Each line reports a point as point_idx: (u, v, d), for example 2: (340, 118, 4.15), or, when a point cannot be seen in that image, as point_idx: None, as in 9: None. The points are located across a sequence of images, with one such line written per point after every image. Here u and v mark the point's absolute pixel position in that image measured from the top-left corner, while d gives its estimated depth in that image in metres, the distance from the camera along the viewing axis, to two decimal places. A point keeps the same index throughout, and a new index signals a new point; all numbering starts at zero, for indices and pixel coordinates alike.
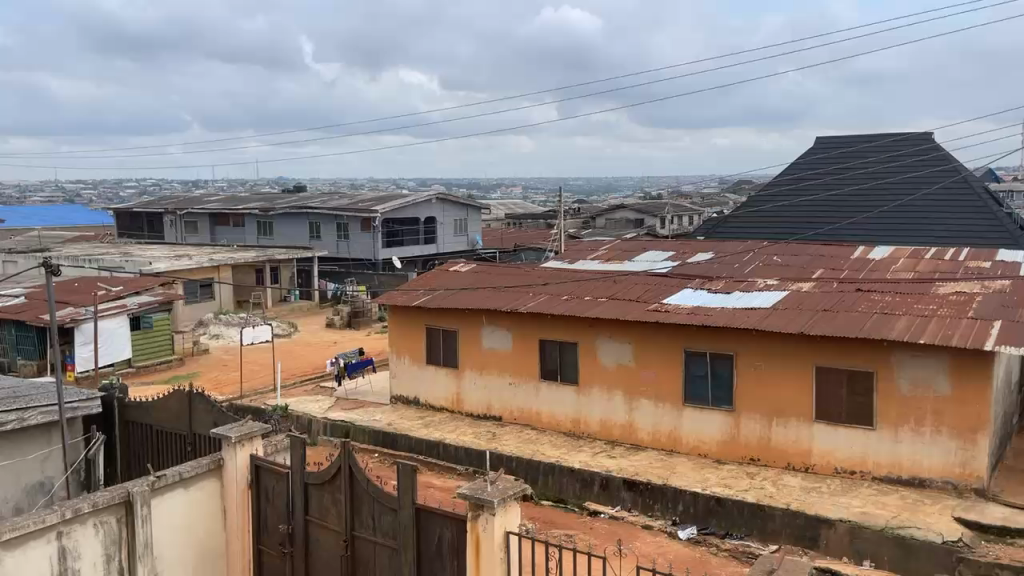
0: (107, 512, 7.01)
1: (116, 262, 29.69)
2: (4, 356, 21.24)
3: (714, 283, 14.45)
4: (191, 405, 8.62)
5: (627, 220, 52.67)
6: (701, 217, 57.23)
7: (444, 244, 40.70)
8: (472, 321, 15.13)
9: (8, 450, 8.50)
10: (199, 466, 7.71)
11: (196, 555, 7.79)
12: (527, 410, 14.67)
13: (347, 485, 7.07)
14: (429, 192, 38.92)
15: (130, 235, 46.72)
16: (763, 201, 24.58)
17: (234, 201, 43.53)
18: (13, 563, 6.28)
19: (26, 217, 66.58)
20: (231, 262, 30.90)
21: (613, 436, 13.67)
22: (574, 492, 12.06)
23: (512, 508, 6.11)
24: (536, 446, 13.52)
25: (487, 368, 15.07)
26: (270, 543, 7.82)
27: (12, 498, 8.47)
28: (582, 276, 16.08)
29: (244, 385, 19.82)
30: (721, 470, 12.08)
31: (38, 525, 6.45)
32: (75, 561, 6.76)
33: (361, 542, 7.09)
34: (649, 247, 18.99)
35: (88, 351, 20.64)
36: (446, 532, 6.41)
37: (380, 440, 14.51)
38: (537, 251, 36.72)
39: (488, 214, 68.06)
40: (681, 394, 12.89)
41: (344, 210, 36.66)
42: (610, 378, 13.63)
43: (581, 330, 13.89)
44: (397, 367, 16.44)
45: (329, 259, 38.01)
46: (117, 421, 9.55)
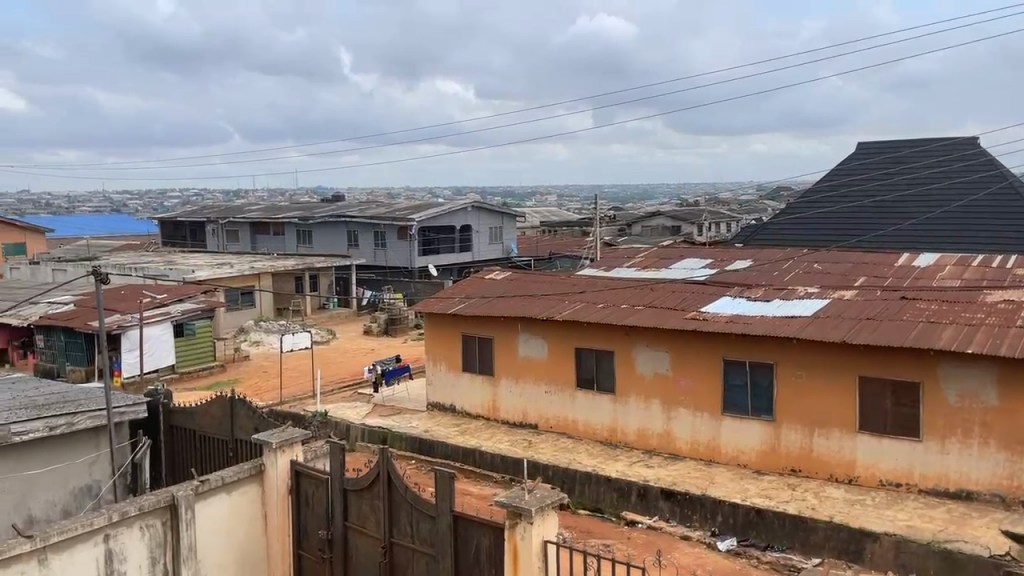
0: (152, 516, 7.16)
1: (160, 270, 30.34)
2: (53, 362, 21.83)
3: (753, 291, 14.30)
4: (232, 410, 8.76)
5: (663, 227, 52.41)
6: (739, 224, 56.64)
7: (479, 252, 40.86)
8: (509, 328, 15.15)
9: (58, 453, 8.72)
10: (241, 471, 7.84)
11: (238, 559, 7.91)
12: (563, 418, 14.63)
13: (385, 493, 7.11)
14: (465, 201, 39.15)
15: (173, 244, 47.79)
16: (803, 208, 24.27)
17: (274, 210, 44.23)
18: (60, 566, 6.44)
19: (74, 227, 68.48)
20: (271, 270, 31.39)
21: (650, 445, 13.57)
22: (611, 501, 11.99)
23: (549, 517, 6.10)
24: (572, 455, 13.48)
25: (523, 376, 15.08)
26: (310, 547, 7.91)
27: (60, 501, 8.69)
28: (618, 284, 16.02)
29: (284, 391, 20.09)
30: (761, 480, 11.92)
31: (85, 528, 6.61)
32: (121, 564, 6.91)
33: (399, 549, 7.14)
34: (686, 254, 18.86)
35: (134, 357, 21.14)
36: (483, 539, 6.42)
37: (417, 446, 14.59)
38: (572, 259, 36.68)
39: (524, 222, 68.24)
40: (720, 403, 12.75)
41: (381, 218, 37.02)
42: (647, 387, 13.53)
43: (617, 338, 13.82)
44: (433, 374, 16.54)
45: (367, 267, 38.42)
46: (162, 426, 9.78)
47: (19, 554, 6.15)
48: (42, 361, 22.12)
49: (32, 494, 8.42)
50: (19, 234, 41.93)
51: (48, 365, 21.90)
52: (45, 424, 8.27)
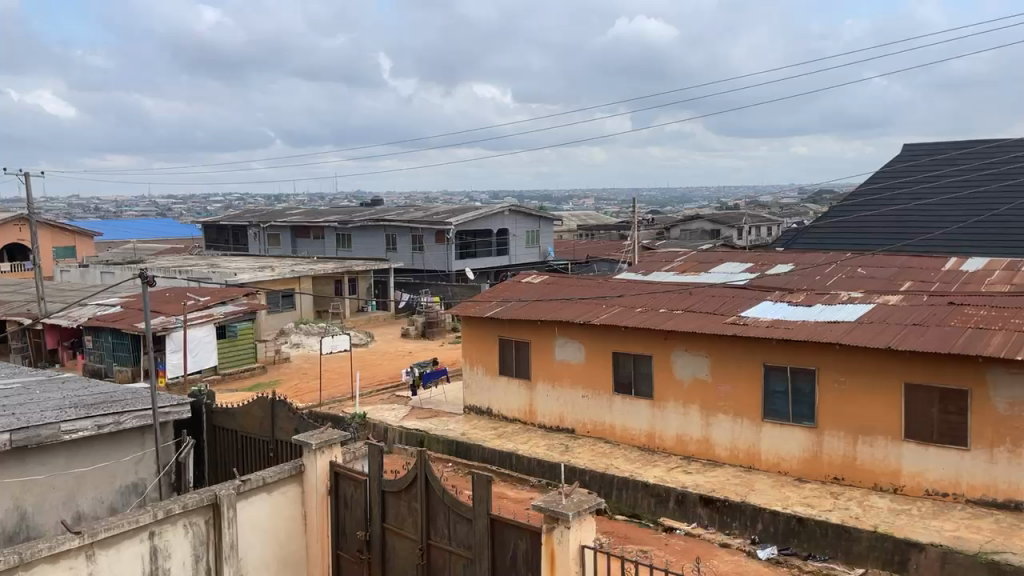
0: (196, 514, 7.29)
1: (204, 273, 30.93)
2: (101, 363, 22.39)
3: (795, 296, 14.07)
4: (273, 411, 8.88)
5: (703, 231, 51.90)
6: (780, 228, 55.79)
7: (517, 256, 40.91)
8: (546, 332, 15.13)
9: (106, 451, 8.93)
10: (282, 472, 7.95)
11: (278, 558, 8.02)
12: (600, 423, 14.56)
13: (422, 495, 7.15)
14: (502, 205, 39.22)
15: (216, 247, 48.71)
16: (846, 212, 23.82)
17: (315, 214, 44.80)
18: (107, 562, 6.59)
19: (122, 231, 70.18)
20: (311, 273, 31.78)
21: (689, 451, 13.43)
22: (649, 507, 11.88)
23: (586, 522, 6.07)
24: (610, 460, 13.40)
25: (560, 380, 15.04)
26: (348, 548, 7.98)
27: (107, 499, 8.90)
28: (657, 288, 15.89)
29: (323, 393, 20.32)
30: (802, 489, 11.71)
31: (132, 525, 6.75)
32: (165, 560, 7.05)
33: (436, 551, 7.17)
34: (725, 258, 18.64)
35: (178, 358, 21.57)
36: (521, 543, 6.41)
37: (454, 449, 14.65)
38: (610, 262, 36.50)
39: (561, 226, 68.08)
40: (760, 409, 12.57)
41: (419, 222, 37.27)
42: (686, 393, 13.40)
43: (656, 343, 13.71)
44: (470, 378, 16.58)
45: (404, 270, 38.70)
46: (205, 426, 9.98)
47: (67, 550, 6.31)
48: (91, 361, 22.71)
49: (80, 491, 8.63)
50: (69, 237, 43.09)
51: (97, 366, 22.48)
52: (94, 422, 8.47)
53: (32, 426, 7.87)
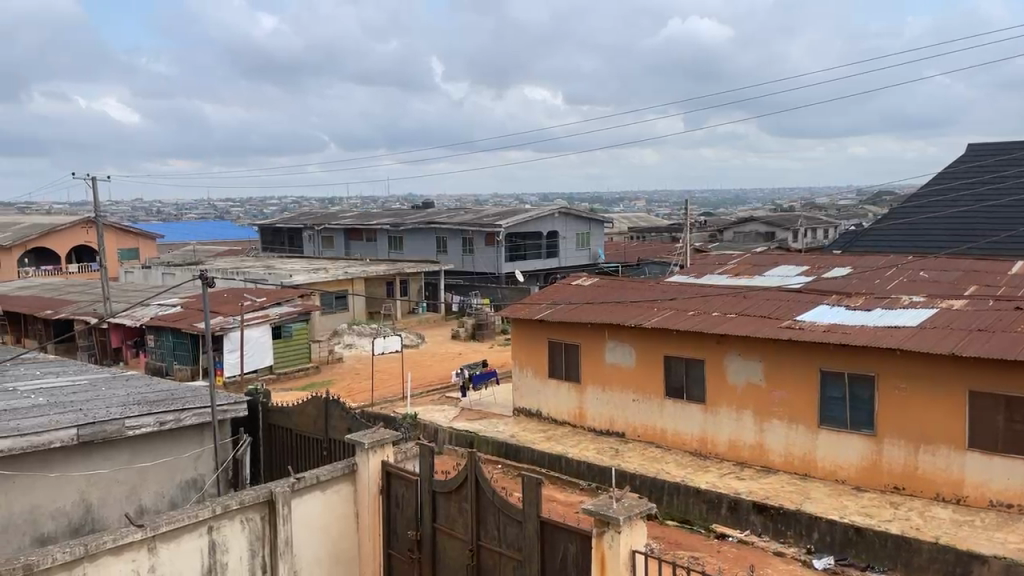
0: (253, 510, 7.45)
1: (260, 275, 31.62)
2: (162, 362, 23.09)
3: (853, 300, 13.74)
4: (327, 409, 9.01)
5: (757, 233, 51.16)
6: (837, 230, 54.44)
7: (567, 258, 40.81)
8: (596, 335, 15.05)
9: (167, 447, 9.19)
10: (335, 470, 8.06)
11: (332, 555, 8.16)
12: (651, 427, 14.43)
13: (473, 496, 7.18)
14: (552, 207, 39.20)
15: (272, 249, 49.74)
16: (906, 214, 23.18)
17: (367, 216, 45.42)
18: (168, 555, 6.79)
19: (184, 233, 72.26)
20: (363, 274, 32.25)
21: (743, 457, 13.21)
22: (701, 513, 11.73)
23: (637, 526, 6.01)
24: (661, 465, 13.26)
25: (610, 384, 14.95)
26: (399, 547, 8.07)
27: (168, 494, 9.17)
28: (710, 291, 15.66)
29: (375, 393, 20.62)
30: (860, 498, 11.41)
31: (191, 520, 6.93)
32: (223, 555, 7.22)
33: (486, 552, 7.19)
34: (781, 261, 18.30)
35: (235, 357, 22.11)
36: (571, 546, 6.39)
37: (503, 451, 14.69)
38: (661, 265, 36.16)
39: (613, 228, 67.77)
40: (817, 415, 12.29)
41: (470, 224, 37.47)
42: (740, 398, 13.18)
43: (708, 347, 13.53)
44: (520, 380, 16.59)
45: (455, 272, 38.98)
46: (261, 423, 10.19)
47: (131, 542, 6.52)
48: (152, 360, 23.44)
49: (143, 486, 8.92)
50: (133, 239, 44.52)
51: (158, 364, 23.20)
52: (155, 419, 8.72)
53: (98, 422, 8.14)
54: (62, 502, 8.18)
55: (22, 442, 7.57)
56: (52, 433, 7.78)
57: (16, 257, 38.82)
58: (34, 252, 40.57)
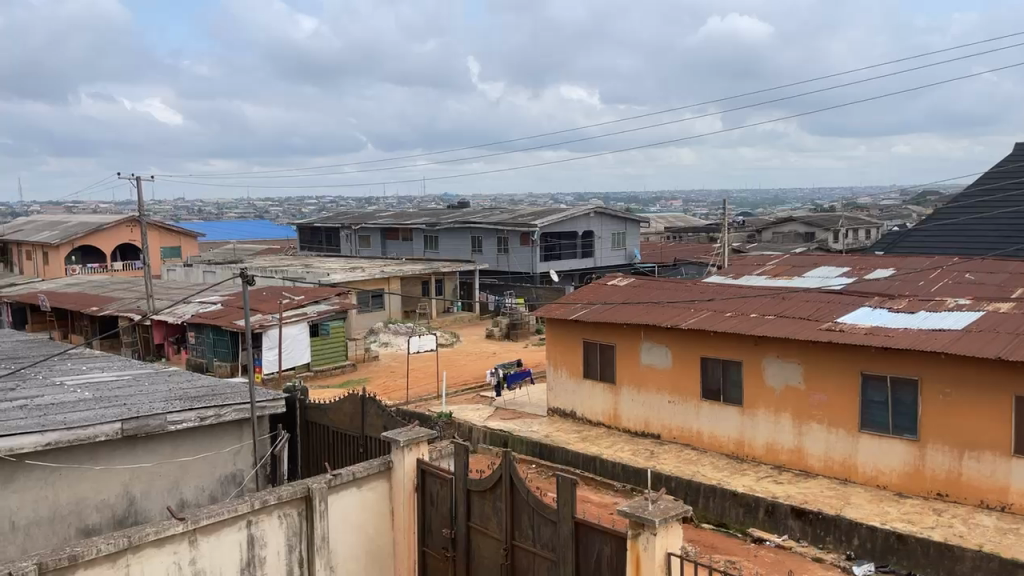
0: (290, 505, 7.53)
1: (298, 274, 32.01)
2: (203, 358, 23.51)
3: (896, 302, 13.45)
4: (363, 408, 9.07)
5: (796, 233, 50.42)
6: (879, 231, 53.31)
7: (602, 259, 40.62)
8: (632, 336, 14.96)
9: (207, 442, 9.35)
10: (371, 467, 8.12)
11: (367, 552, 8.22)
12: (687, 429, 14.31)
13: (508, 495, 7.18)
14: (588, 206, 39.06)
15: (311, 248, 50.34)
16: (951, 215, 22.62)
17: (403, 216, 45.73)
18: (208, 547, 6.91)
19: (225, 232, 73.45)
20: (400, 273, 32.47)
21: (781, 461, 13.03)
22: (737, 517, 11.59)
23: (673, 529, 5.96)
24: (697, 467, 13.13)
25: (645, 385, 14.86)
26: (434, 545, 8.13)
27: (207, 488, 9.34)
28: (748, 292, 15.47)
29: (410, 392, 20.75)
30: (902, 504, 11.17)
31: (231, 514, 7.04)
32: (261, 549, 7.33)
33: (521, 552, 7.19)
34: (821, 262, 17.98)
35: (273, 354, 22.42)
36: (605, 548, 6.36)
37: (538, 451, 14.67)
38: (698, 266, 35.78)
39: (649, 227, 67.32)
40: (858, 419, 12.07)
41: (505, 224, 37.48)
42: (778, 400, 12.99)
43: (746, 348, 13.37)
44: (554, 380, 16.57)
45: (490, 272, 39.05)
46: (299, 420, 10.27)
47: (172, 535, 6.64)
48: (194, 356, 23.89)
49: (184, 480, 9.11)
50: (175, 237, 45.37)
51: (199, 361, 23.62)
52: (196, 414, 8.87)
53: (141, 417, 8.32)
54: (106, 494, 8.37)
55: (68, 435, 7.77)
56: (97, 427, 7.97)
57: (64, 255, 39.82)
58: (81, 249, 41.61)
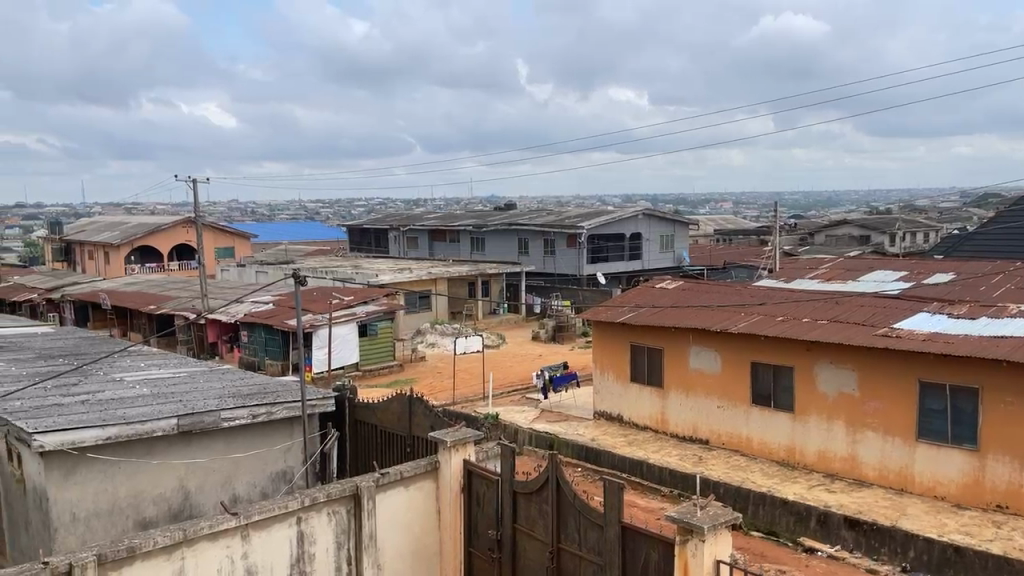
0: (339, 503, 7.64)
1: (348, 275, 32.47)
2: (255, 356, 24.02)
3: (955, 308, 13.04)
4: (410, 408, 9.13)
5: (850, 237, 49.36)
6: (938, 235, 51.79)
7: (650, 261, 40.32)
8: (680, 339, 14.81)
9: (259, 439, 9.54)
10: (418, 467, 8.18)
11: (414, 551, 8.28)
12: (736, 435, 14.09)
13: (554, 497, 7.16)
14: (635, 209, 38.80)
15: (359, 249, 51.03)
16: (1015, 218, 21.82)
17: (450, 217, 46.06)
18: (260, 542, 7.04)
19: (275, 233, 75.11)
20: (447, 275, 32.71)
21: (833, 469, 12.74)
22: (788, 525, 11.36)
23: (722, 536, 5.88)
24: (746, 474, 12.93)
25: (693, 390, 14.70)
26: (480, 545, 8.14)
27: (259, 484, 9.54)
28: (801, 296, 15.15)
29: (457, 393, 20.87)
30: (960, 516, 10.82)
31: (281, 510, 7.16)
32: (311, 545, 7.44)
33: (566, 555, 7.16)
34: (877, 266, 17.56)
35: (323, 354, 22.79)
36: (653, 554, 6.29)
37: (583, 454, 14.61)
38: (748, 269, 35.24)
39: (697, 230, 66.56)
40: (915, 428, 11.73)
41: (552, 225, 37.45)
42: (831, 407, 12.71)
43: (798, 353, 13.12)
44: (601, 384, 16.49)
45: (537, 274, 39.06)
46: (347, 420, 10.37)
47: (224, 529, 6.78)
48: (246, 354, 24.43)
49: (236, 476, 9.30)
50: (229, 238, 46.43)
51: (251, 359, 24.14)
52: (249, 411, 9.08)
53: (196, 413, 8.56)
54: (163, 488, 8.62)
55: (128, 430, 8.04)
56: (154, 422, 8.24)
57: (123, 255, 41.10)
58: (140, 249, 42.86)
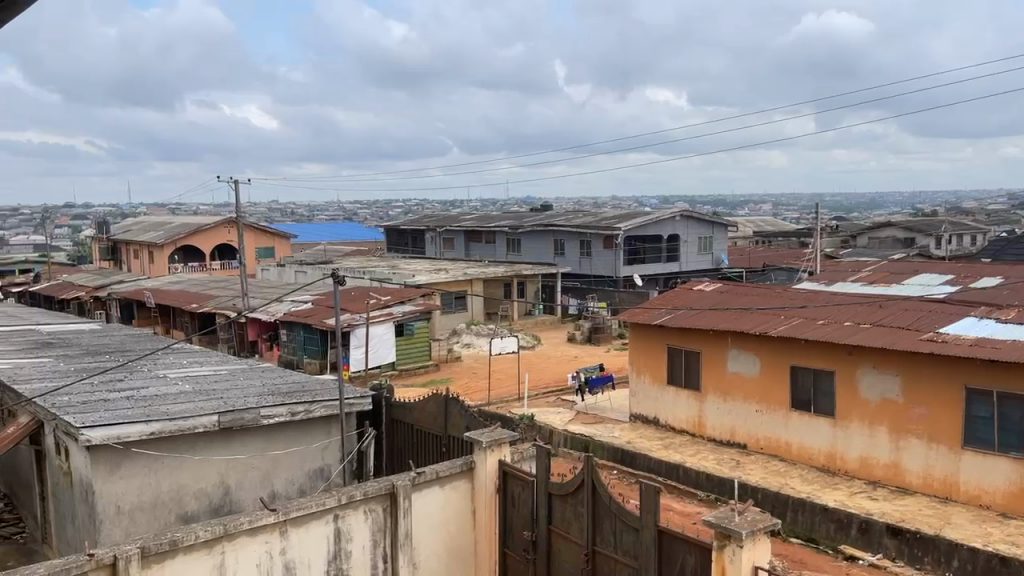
0: (375, 501, 7.70)
1: (385, 275, 32.72)
2: (294, 355, 24.34)
3: (1004, 312, 12.69)
4: (446, 408, 9.16)
5: (894, 239, 48.34)
6: (987, 237, 50.40)
7: (687, 263, 39.94)
8: (718, 342, 14.65)
9: (297, 437, 9.66)
10: (453, 467, 8.20)
11: (449, 550, 8.31)
12: (775, 440, 13.88)
13: (590, 500, 7.13)
14: (673, 210, 38.47)
15: (396, 250, 51.43)
16: None
17: (487, 218, 46.14)
18: (298, 539, 7.13)
19: (314, 233, 76.10)
20: (483, 275, 32.80)
21: (876, 476, 12.48)
22: (829, 533, 11.16)
23: (760, 542, 5.79)
24: (785, 479, 12.74)
25: (731, 393, 14.52)
26: (514, 546, 8.13)
27: (297, 481, 9.65)
28: (843, 300, 14.89)
29: (492, 393, 20.90)
30: (1007, 526, 10.52)
31: (319, 507, 7.24)
32: (347, 543, 7.51)
33: (602, 558, 7.12)
34: (922, 269, 17.14)
35: (360, 353, 22.99)
36: (689, 558, 6.23)
37: (619, 457, 14.51)
38: (789, 272, 34.69)
39: (737, 232, 65.78)
40: (960, 436, 11.43)
41: (589, 226, 37.33)
42: (874, 413, 12.46)
43: (840, 358, 12.89)
44: (637, 386, 16.38)
45: (573, 275, 38.93)
46: (383, 418, 10.41)
47: (264, 525, 6.87)
48: (285, 353, 24.76)
49: (275, 472, 9.42)
50: (269, 238, 47.10)
51: (290, 358, 24.47)
52: (288, 410, 9.20)
53: (237, 411, 8.70)
54: (204, 483, 8.78)
55: (171, 426, 8.20)
56: (196, 419, 8.40)
57: (166, 254, 41.94)
58: (183, 249, 43.71)
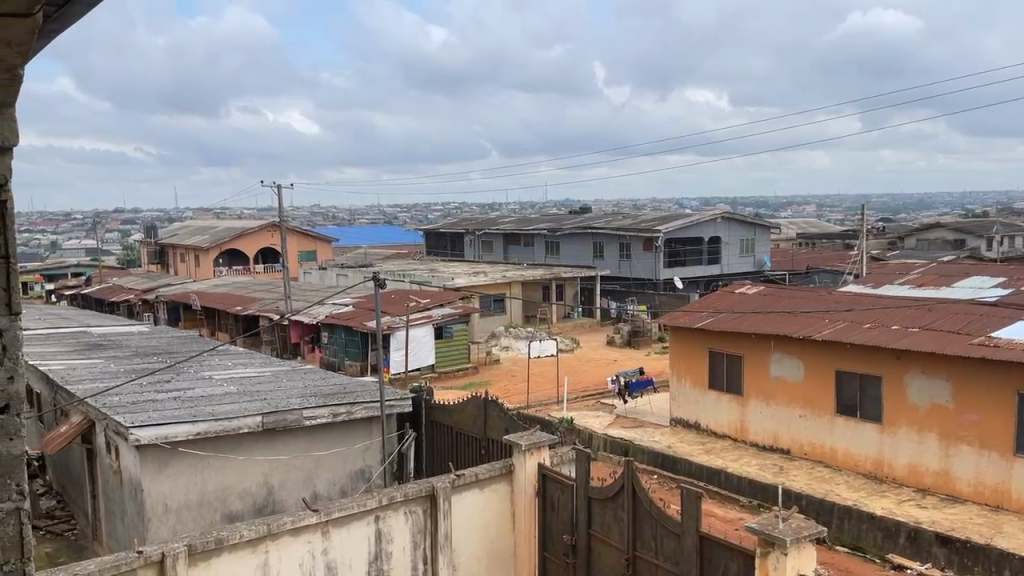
0: (415, 503, 7.74)
1: (424, 278, 32.94)
2: (335, 357, 24.63)
3: None
4: (485, 411, 9.16)
5: (943, 240, 47.19)
6: None
7: (729, 265, 39.46)
8: (760, 346, 14.45)
9: (339, 438, 9.76)
10: (493, 469, 8.21)
11: (489, 553, 8.31)
12: (820, 446, 13.62)
13: (630, 504, 7.07)
14: (714, 212, 38.05)
15: (436, 253, 51.80)
16: None
17: (525, 221, 46.22)
18: (340, 539, 7.21)
19: (355, 237, 77.07)
20: (521, 278, 32.83)
21: (925, 484, 12.16)
22: (876, 541, 10.90)
23: (805, 550, 5.68)
24: (831, 486, 12.48)
25: (774, 398, 14.29)
26: (554, 550, 8.11)
27: (338, 482, 9.75)
28: (891, 303, 14.55)
29: (531, 396, 20.89)
30: None
31: (360, 508, 7.31)
32: (388, 544, 7.56)
33: (642, 563, 7.05)
34: (974, 271, 16.67)
35: (400, 355, 23.18)
36: (731, 563, 6.15)
37: (660, 461, 14.38)
38: (834, 274, 34.04)
39: (779, 235, 64.90)
40: (1013, 442, 11.09)
41: (628, 229, 37.12)
42: (923, 418, 12.14)
43: (888, 362, 12.60)
44: (678, 390, 16.23)
45: (612, 278, 38.75)
46: (423, 420, 10.43)
47: (306, 525, 6.95)
48: (326, 355, 25.07)
49: (317, 473, 9.54)
50: (311, 242, 47.77)
51: (332, 360, 24.78)
52: (329, 411, 9.31)
53: (279, 412, 8.84)
54: (247, 483, 8.93)
55: (216, 426, 8.36)
56: (240, 419, 8.55)
57: (212, 258, 42.79)
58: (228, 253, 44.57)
